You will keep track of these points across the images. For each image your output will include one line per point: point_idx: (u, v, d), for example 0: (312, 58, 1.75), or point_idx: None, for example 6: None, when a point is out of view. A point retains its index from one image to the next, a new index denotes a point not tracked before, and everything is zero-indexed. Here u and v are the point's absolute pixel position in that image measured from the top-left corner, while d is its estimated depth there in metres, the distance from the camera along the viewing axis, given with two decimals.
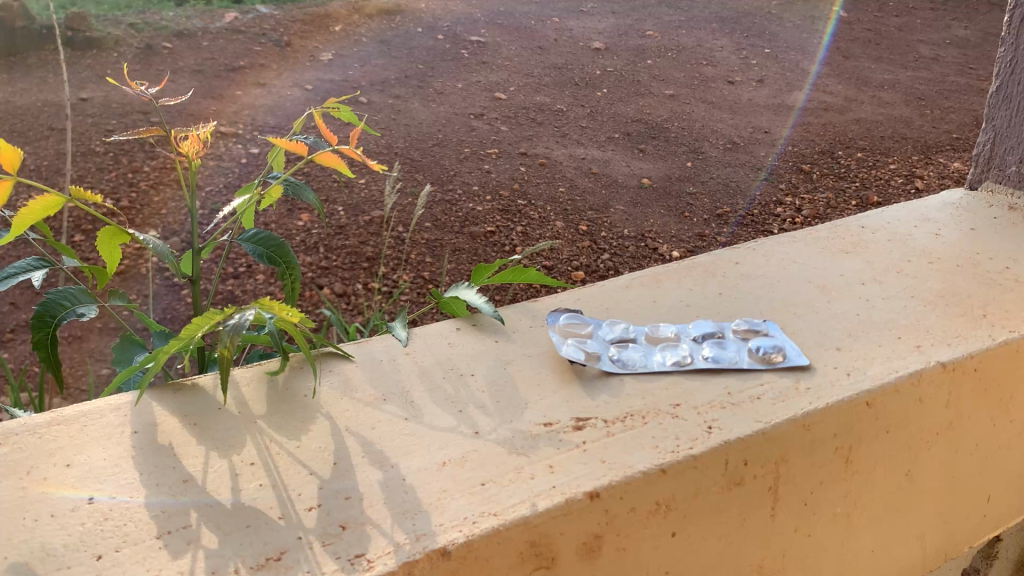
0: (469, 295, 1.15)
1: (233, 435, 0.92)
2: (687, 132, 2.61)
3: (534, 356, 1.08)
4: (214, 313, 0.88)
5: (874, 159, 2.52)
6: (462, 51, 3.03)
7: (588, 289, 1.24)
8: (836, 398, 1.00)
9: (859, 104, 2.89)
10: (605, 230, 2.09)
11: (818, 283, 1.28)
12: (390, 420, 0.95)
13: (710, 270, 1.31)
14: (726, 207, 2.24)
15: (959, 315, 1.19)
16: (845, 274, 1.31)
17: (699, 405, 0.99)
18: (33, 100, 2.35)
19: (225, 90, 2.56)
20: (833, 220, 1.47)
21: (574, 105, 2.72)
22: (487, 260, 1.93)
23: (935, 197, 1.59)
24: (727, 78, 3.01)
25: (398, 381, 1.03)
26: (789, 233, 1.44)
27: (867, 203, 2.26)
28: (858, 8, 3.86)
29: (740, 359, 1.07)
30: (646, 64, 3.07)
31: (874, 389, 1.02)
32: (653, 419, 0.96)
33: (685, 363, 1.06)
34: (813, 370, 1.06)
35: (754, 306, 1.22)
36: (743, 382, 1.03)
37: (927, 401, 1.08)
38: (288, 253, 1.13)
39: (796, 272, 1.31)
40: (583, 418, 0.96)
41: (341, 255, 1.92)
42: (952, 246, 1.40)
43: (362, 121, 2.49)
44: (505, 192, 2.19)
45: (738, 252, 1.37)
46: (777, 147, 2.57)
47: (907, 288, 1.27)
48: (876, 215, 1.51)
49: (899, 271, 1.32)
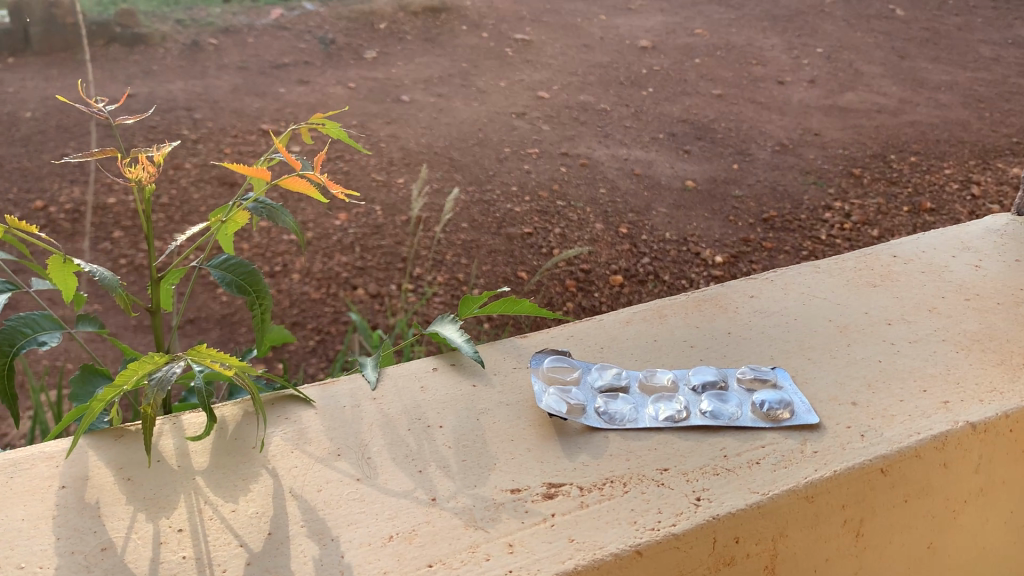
0: (448, 332, 1.14)
1: (164, 494, 0.93)
2: (733, 134, 2.55)
3: (512, 405, 1.07)
4: (144, 365, 0.89)
5: (929, 163, 2.44)
6: (507, 49, 3.01)
7: (585, 325, 1.23)
8: (844, 466, 0.98)
9: (914, 106, 2.80)
10: (646, 233, 2.05)
11: (839, 323, 1.24)
12: (337, 481, 0.95)
13: (721, 305, 1.28)
14: (772, 210, 2.18)
15: (994, 366, 1.15)
16: (871, 311, 1.27)
17: (688, 471, 0.97)
18: (80, 96, 2.39)
19: (268, 87, 2.58)
20: (862, 249, 1.42)
21: (618, 105, 2.68)
22: (524, 263, 1.91)
23: (976, 221, 1.51)
24: (776, 78, 2.94)
25: (357, 432, 1.02)
26: (813, 262, 1.39)
27: (920, 210, 2.19)
28: (918, 4, 3.75)
29: (741, 416, 1.06)
30: (694, 62, 3.01)
31: (889, 454, 0.99)
32: (634, 488, 0.95)
33: (679, 419, 1.04)
34: (823, 431, 1.03)
35: (763, 350, 1.19)
36: (741, 444, 1.02)
37: (951, 466, 1.04)
38: (258, 283, 1.02)
39: (814, 307, 1.28)
40: (555, 484, 0.95)
41: (378, 254, 1.92)
42: (989, 282, 1.34)
43: (403, 119, 2.48)
44: (545, 193, 2.16)
45: (755, 283, 1.33)
46: (827, 149, 2.50)
47: (937, 330, 1.23)
48: (908, 244, 1.44)
49: (932, 309, 1.28)
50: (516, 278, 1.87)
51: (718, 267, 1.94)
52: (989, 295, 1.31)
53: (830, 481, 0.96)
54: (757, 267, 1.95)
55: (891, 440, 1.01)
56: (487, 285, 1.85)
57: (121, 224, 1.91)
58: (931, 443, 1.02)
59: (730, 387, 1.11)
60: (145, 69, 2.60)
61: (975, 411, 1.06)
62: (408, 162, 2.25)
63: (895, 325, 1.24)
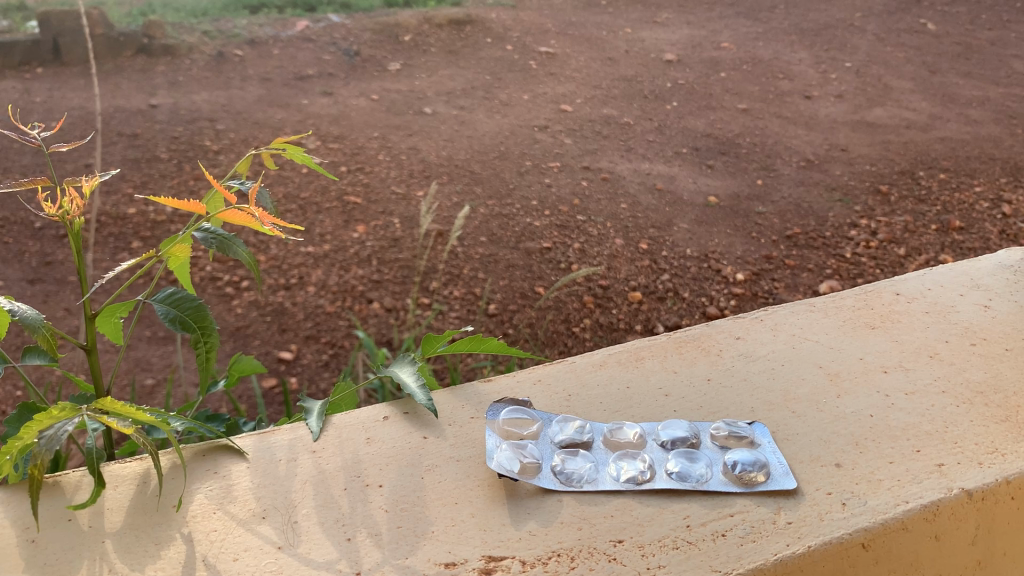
0: (404, 377, 1.02)
1: (62, 561, 0.82)
2: (758, 148, 2.52)
3: (460, 462, 0.96)
4: (41, 415, 0.79)
5: (958, 181, 2.39)
6: (531, 62, 2.99)
7: (552, 370, 1.13)
8: (822, 541, 0.87)
9: (944, 122, 2.75)
10: (667, 249, 2.02)
11: (830, 370, 1.14)
12: (255, 549, 0.84)
13: (703, 348, 1.18)
14: (796, 227, 2.14)
15: (999, 422, 1.05)
16: (867, 357, 1.17)
17: (645, 544, 0.86)
18: (106, 106, 2.41)
19: (291, 98, 2.58)
20: (862, 286, 1.32)
21: (642, 119, 2.66)
22: (542, 278, 1.89)
23: (987, 257, 1.42)
24: (803, 92, 2.90)
25: (284, 492, 0.91)
26: (808, 300, 1.29)
27: (948, 229, 2.14)
28: (950, 19, 3.69)
29: (712, 477, 0.94)
30: (719, 76, 2.98)
31: (871, 527, 0.89)
32: (582, 564, 0.84)
33: (642, 481, 0.93)
34: (801, 497, 0.93)
35: (744, 401, 1.08)
36: (708, 510, 0.91)
37: (942, 537, 0.95)
38: (207, 318, 0.94)
39: (804, 352, 1.17)
40: (496, 557, 0.85)
41: (394, 267, 1.90)
42: (1001, 325, 1.24)
43: (425, 131, 2.47)
44: (565, 207, 2.14)
45: (742, 323, 1.23)
46: (854, 165, 2.46)
47: (939, 378, 1.12)
48: (910, 279, 1.35)
49: (934, 354, 1.17)
50: (533, 294, 1.85)
51: (740, 285, 1.91)
52: (998, 338, 1.21)
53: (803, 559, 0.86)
54: (780, 286, 1.92)
55: (877, 509, 0.91)
56: (504, 301, 1.83)
57: (139, 234, 1.92)
58: (921, 513, 0.92)
59: (703, 444, 1.00)
60: (170, 81, 2.62)
61: (973, 476, 0.96)
62: (428, 175, 2.24)
63: (891, 373, 1.13)
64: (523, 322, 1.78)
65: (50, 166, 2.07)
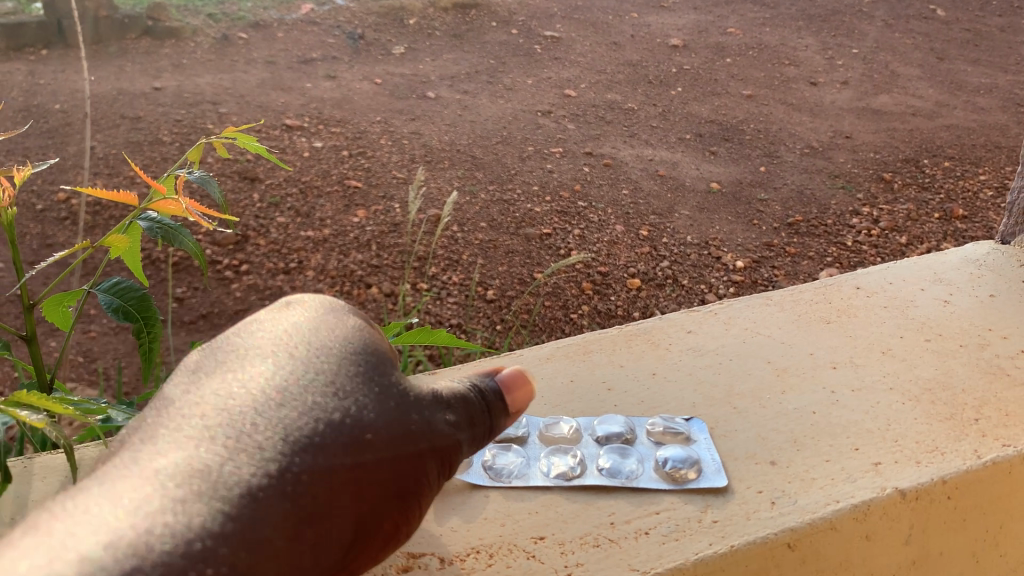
0: None
1: None
2: (762, 135, 2.50)
3: None
4: None
5: (963, 169, 2.37)
6: (535, 46, 2.98)
7: (497, 362, 1.14)
8: (745, 539, 0.86)
9: (951, 110, 2.72)
10: (667, 236, 2.01)
11: (776, 364, 1.14)
12: None
13: (651, 342, 1.19)
14: (797, 215, 2.13)
15: (944, 419, 1.04)
16: (817, 352, 1.17)
17: (564, 542, 0.87)
18: (110, 89, 2.40)
19: (294, 81, 2.57)
20: (823, 280, 1.33)
21: (646, 104, 2.64)
22: (540, 264, 1.89)
23: (955, 252, 1.43)
24: (809, 78, 2.88)
25: None
26: (766, 295, 1.30)
27: (951, 217, 2.14)
28: (960, 6, 3.65)
29: (642, 475, 0.94)
30: (725, 62, 2.96)
31: (798, 527, 0.88)
32: (500, 563, 0.85)
33: (572, 477, 0.94)
34: (729, 496, 0.92)
35: (685, 396, 1.08)
36: (633, 508, 0.91)
37: (877, 538, 0.93)
38: (151, 309, 0.96)
39: (753, 347, 1.18)
40: (414, 554, 0.85)
41: (393, 253, 1.90)
42: (959, 319, 1.25)
43: (428, 116, 2.46)
44: (566, 193, 2.13)
45: (694, 319, 1.24)
46: (859, 152, 2.44)
47: (887, 374, 1.12)
48: (872, 276, 1.35)
49: (884, 351, 1.17)
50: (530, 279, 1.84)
51: (739, 272, 1.90)
52: (956, 337, 1.20)
53: (723, 559, 0.85)
54: (779, 273, 1.91)
55: (804, 506, 0.90)
56: (501, 287, 1.83)
57: None
58: (850, 513, 0.90)
59: (637, 440, 1.00)
60: (176, 64, 2.62)
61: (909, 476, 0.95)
62: (430, 159, 2.23)
63: (839, 370, 1.13)
64: (519, 307, 1.78)
65: (53, 148, 2.06)
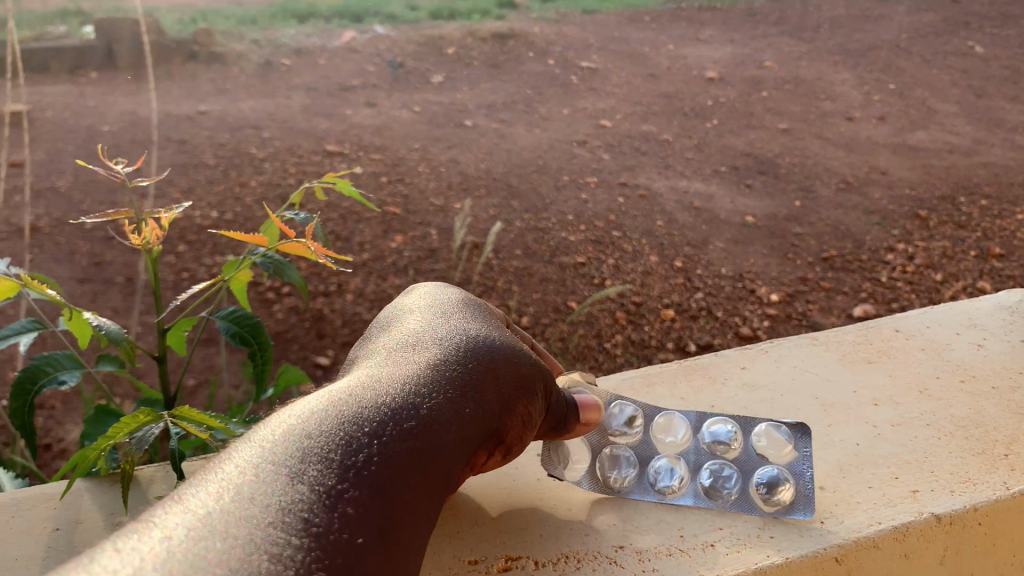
0: None
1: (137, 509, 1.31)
2: (798, 170, 2.41)
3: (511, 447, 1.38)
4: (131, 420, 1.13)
5: (1000, 208, 2.32)
6: (572, 76, 2.68)
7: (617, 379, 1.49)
8: (800, 553, 1.14)
9: (991, 147, 2.55)
10: (702, 266, 2.04)
11: (824, 401, 1.47)
12: None
13: (720, 370, 1.56)
14: (833, 249, 2.14)
15: (977, 454, 1.33)
16: (864, 391, 1.49)
17: (641, 550, 1.17)
18: None
19: (321, 100, 2.45)
20: (869, 322, 1.68)
21: (681, 135, 2.50)
22: (575, 292, 1.94)
23: (991, 297, 1.77)
24: (846, 112, 2.64)
25: None
26: (821, 336, 1.64)
27: (987, 254, 2.18)
28: None
29: (735, 493, 1.25)
30: (763, 94, 2.69)
31: (844, 545, 1.15)
32: (587, 564, 1.14)
33: (668, 494, 1.26)
34: (806, 522, 1.20)
35: (760, 422, 1.41)
36: (720, 518, 1.23)
37: (913, 556, 1.20)
38: (261, 335, 1.36)
39: (810, 384, 1.52)
40: (512, 558, 1.15)
41: (429, 279, 1.95)
42: (983, 360, 1.58)
43: (462, 143, 2.39)
44: (602, 222, 2.14)
45: (758, 353, 1.59)
46: (894, 189, 2.36)
47: (927, 410, 1.44)
48: (904, 321, 1.70)
49: (923, 390, 1.50)
50: (565, 309, 1.90)
51: (772, 306, 1.98)
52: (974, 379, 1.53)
53: (781, 566, 1.13)
54: (813, 308, 1.99)
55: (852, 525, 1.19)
56: (536, 315, 1.88)
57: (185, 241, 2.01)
58: (890, 533, 1.18)
59: (741, 454, 1.30)
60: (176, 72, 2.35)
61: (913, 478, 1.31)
62: (466, 187, 2.25)
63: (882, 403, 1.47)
64: (555, 336, 1.85)
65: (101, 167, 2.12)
